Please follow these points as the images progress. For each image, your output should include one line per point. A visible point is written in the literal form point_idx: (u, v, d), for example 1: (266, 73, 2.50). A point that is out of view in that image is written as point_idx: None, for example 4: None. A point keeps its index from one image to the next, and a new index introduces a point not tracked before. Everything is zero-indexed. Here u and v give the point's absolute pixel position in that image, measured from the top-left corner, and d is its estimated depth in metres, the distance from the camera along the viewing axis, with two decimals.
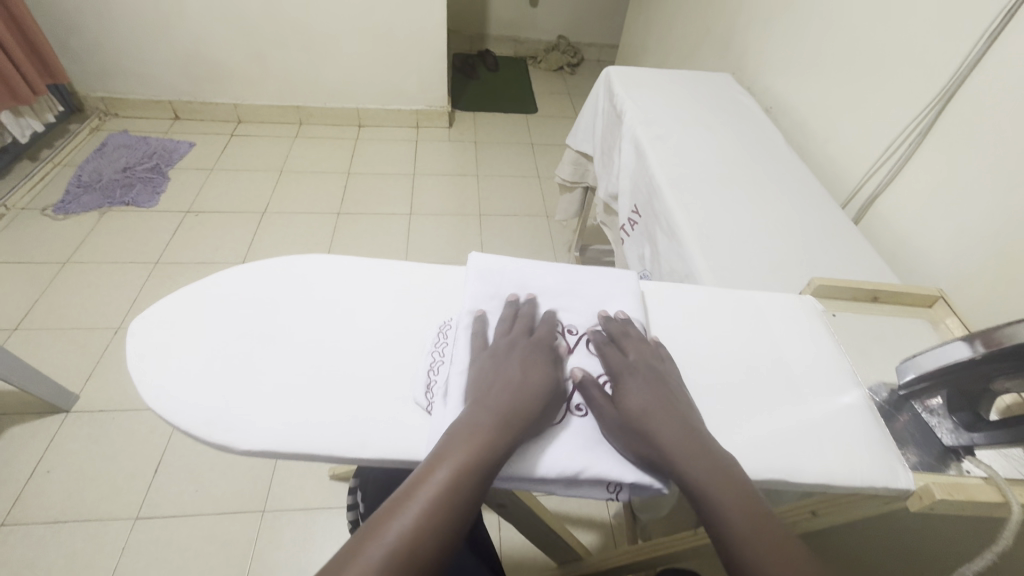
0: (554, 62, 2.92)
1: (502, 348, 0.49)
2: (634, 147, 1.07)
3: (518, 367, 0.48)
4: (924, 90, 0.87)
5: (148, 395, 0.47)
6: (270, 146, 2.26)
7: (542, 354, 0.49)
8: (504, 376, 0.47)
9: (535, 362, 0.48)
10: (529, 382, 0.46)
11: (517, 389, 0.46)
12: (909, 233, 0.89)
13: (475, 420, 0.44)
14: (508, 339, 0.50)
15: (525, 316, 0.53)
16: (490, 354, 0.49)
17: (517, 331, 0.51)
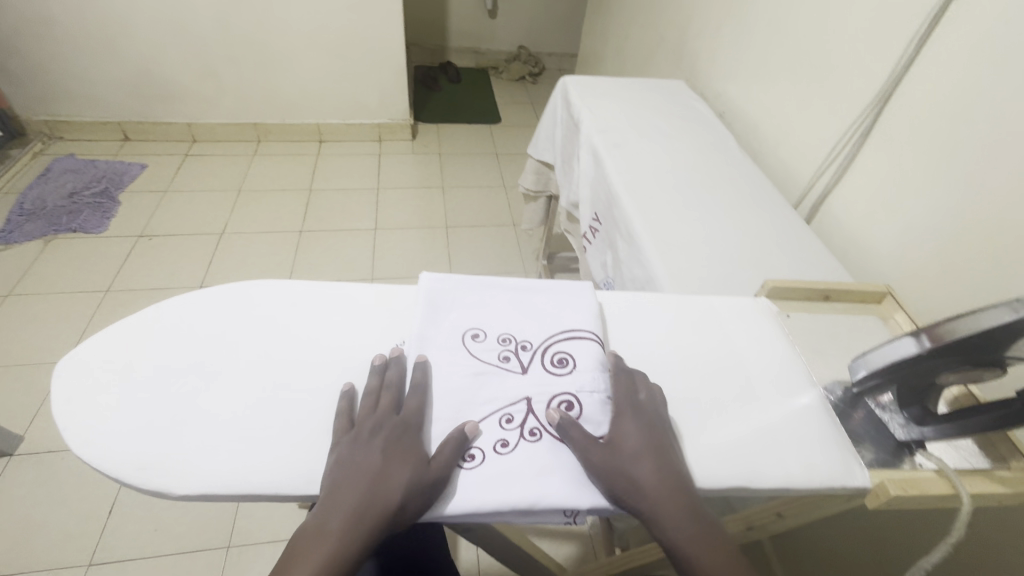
0: (516, 72, 2.94)
1: (364, 430, 0.45)
2: (592, 155, 1.08)
3: (379, 452, 0.43)
4: (863, 93, 0.90)
5: (76, 442, 0.44)
6: (227, 165, 2.20)
7: (408, 432, 0.45)
8: (360, 467, 0.43)
9: (399, 444, 0.44)
10: (390, 470, 0.42)
11: (377, 480, 0.42)
12: (857, 230, 0.91)
13: (323, 521, 0.40)
14: (373, 417, 0.45)
15: (391, 382, 0.48)
16: (353, 437, 0.44)
17: (384, 404, 0.46)
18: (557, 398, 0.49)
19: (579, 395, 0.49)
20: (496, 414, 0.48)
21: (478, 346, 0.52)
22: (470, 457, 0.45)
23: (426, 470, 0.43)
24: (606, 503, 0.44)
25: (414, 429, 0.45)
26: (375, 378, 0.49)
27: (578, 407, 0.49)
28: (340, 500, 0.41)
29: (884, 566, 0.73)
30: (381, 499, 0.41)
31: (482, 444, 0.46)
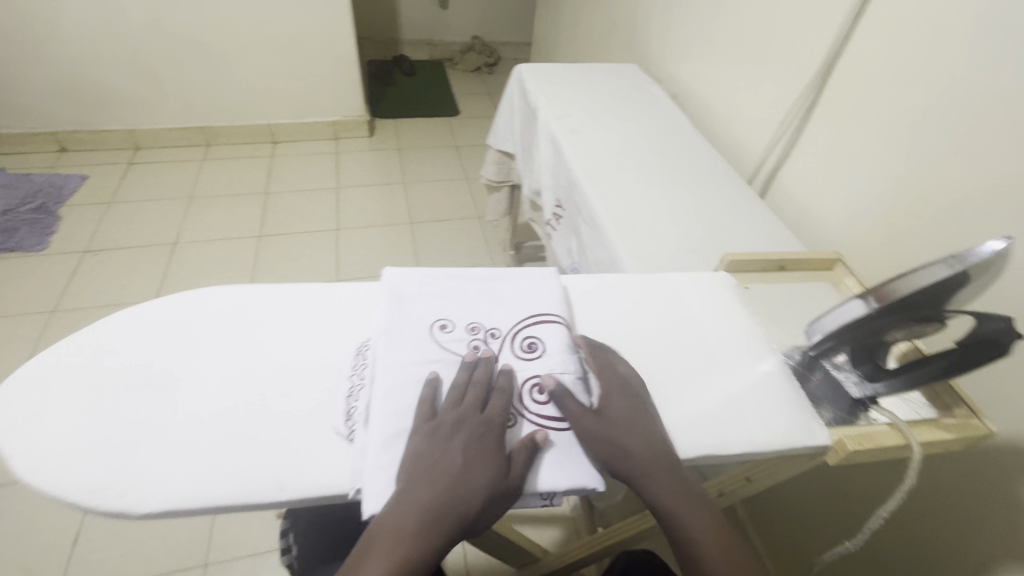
0: (471, 63, 2.92)
1: (446, 423, 0.44)
2: (551, 142, 1.08)
3: (459, 450, 0.43)
4: (804, 69, 0.93)
5: (23, 469, 0.42)
6: (176, 172, 2.10)
7: (493, 435, 0.44)
8: (441, 464, 0.42)
9: (481, 447, 0.43)
10: (474, 472, 0.42)
11: (458, 481, 0.41)
12: (808, 202, 0.95)
13: (403, 518, 0.39)
14: (456, 413, 0.45)
15: (479, 381, 0.47)
16: (432, 431, 0.44)
17: (469, 400, 0.46)
18: (527, 382, 0.49)
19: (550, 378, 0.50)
20: None
21: (446, 337, 0.52)
22: None
23: (506, 477, 0.43)
24: (581, 483, 0.45)
25: (498, 432, 0.45)
26: (461, 373, 0.48)
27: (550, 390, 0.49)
28: (419, 496, 0.40)
29: (849, 518, 0.77)
30: (466, 500, 0.41)
31: None
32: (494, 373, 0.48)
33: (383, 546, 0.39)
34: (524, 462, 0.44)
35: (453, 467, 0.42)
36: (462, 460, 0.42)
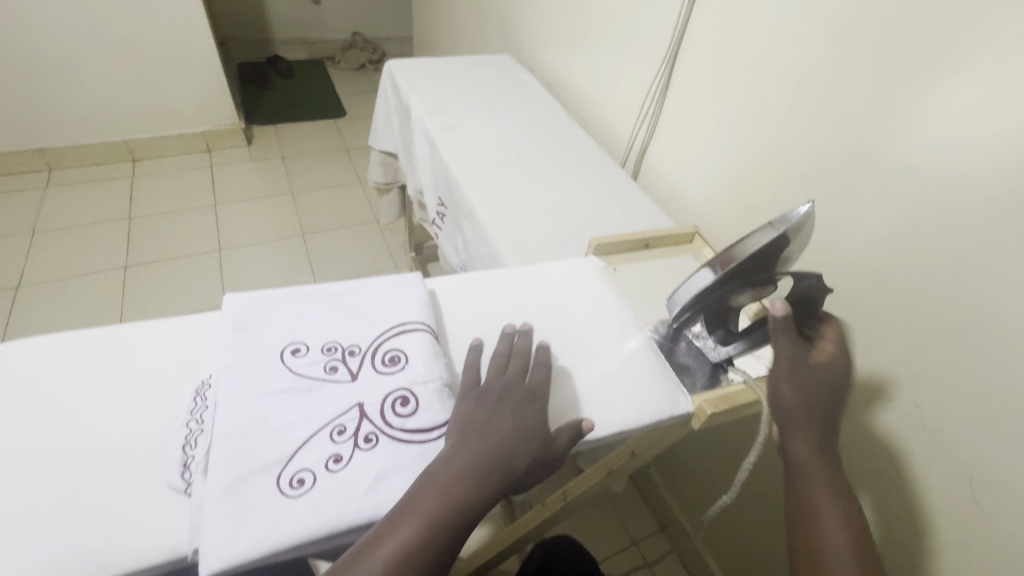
0: (354, 60, 2.79)
1: (494, 388, 0.47)
2: (426, 140, 1.06)
3: (510, 410, 0.45)
4: (656, 53, 0.98)
5: None
6: (12, 204, 1.82)
7: (540, 401, 0.47)
8: (491, 423, 0.44)
9: (527, 412, 0.46)
10: (525, 433, 0.44)
11: (511, 436, 0.43)
12: (674, 179, 1.00)
13: (457, 457, 0.41)
14: (503, 381, 0.47)
15: (519, 352, 0.51)
16: (479, 396, 0.46)
17: (513, 370, 0.49)
18: (390, 396, 0.47)
19: (413, 388, 0.47)
20: (326, 429, 0.44)
21: (299, 361, 0.48)
22: (300, 484, 0.41)
23: (549, 443, 0.45)
24: None
25: (541, 399, 0.47)
26: (506, 344, 0.51)
27: (414, 400, 0.47)
28: (474, 444, 0.42)
29: None
30: (517, 456, 0.42)
31: (313, 465, 0.42)
32: (533, 348, 0.52)
33: (441, 480, 0.40)
34: (565, 432, 0.46)
35: (508, 425, 0.44)
36: (511, 422, 0.44)
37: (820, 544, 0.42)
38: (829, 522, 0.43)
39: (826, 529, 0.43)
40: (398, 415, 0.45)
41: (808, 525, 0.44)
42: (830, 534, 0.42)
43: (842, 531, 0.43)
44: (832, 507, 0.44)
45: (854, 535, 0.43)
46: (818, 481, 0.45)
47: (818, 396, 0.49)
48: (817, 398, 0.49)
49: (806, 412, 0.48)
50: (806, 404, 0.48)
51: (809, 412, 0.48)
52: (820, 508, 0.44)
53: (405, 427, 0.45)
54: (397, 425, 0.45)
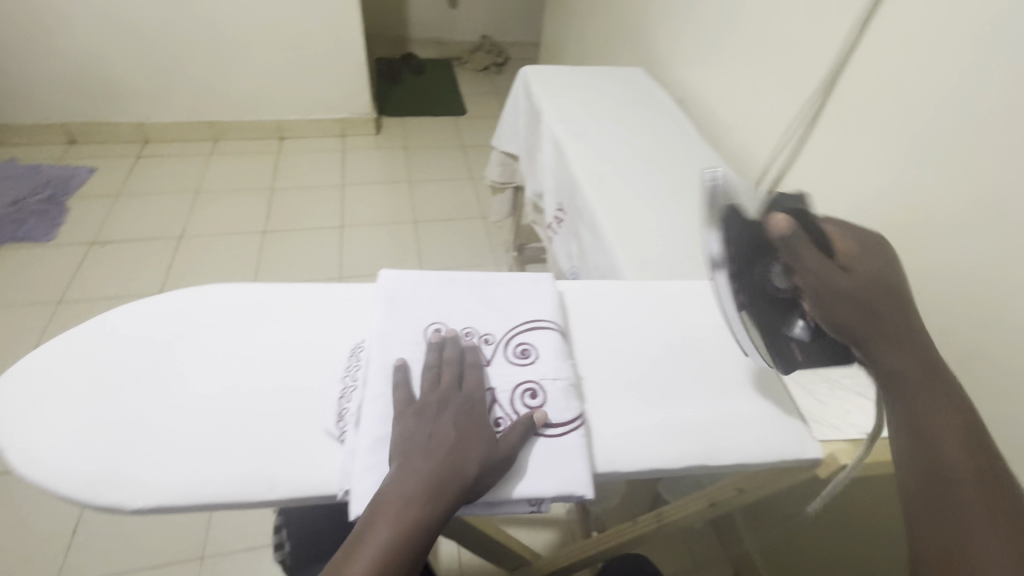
0: (480, 62, 2.92)
1: (429, 404, 0.45)
2: (554, 145, 1.08)
3: (451, 424, 0.44)
4: (809, 78, 0.93)
5: (18, 463, 0.42)
6: (183, 166, 2.12)
7: (479, 408, 0.46)
8: (435, 437, 0.43)
9: (469, 418, 0.45)
10: (467, 441, 0.43)
11: (453, 452, 0.42)
12: (811, 212, 0.95)
13: (404, 483, 0.40)
14: (436, 393, 0.46)
15: (450, 360, 0.49)
16: (417, 411, 0.44)
17: (446, 380, 0.47)
18: (520, 387, 0.49)
19: (542, 383, 0.50)
20: None
21: None
22: None
23: (497, 447, 0.44)
24: (571, 490, 0.44)
25: (482, 406, 0.46)
26: (434, 354, 0.49)
27: (542, 395, 0.49)
28: (420, 465, 0.41)
29: None
30: (465, 468, 0.41)
31: None
32: (465, 354, 0.50)
33: (391, 509, 0.39)
34: (516, 432, 0.45)
35: (449, 439, 0.43)
36: (454, 433, 0.43)
37: (943, 471, 0.41)
38: (946, 446, 0.41)
39: (948, 454, 0.41)
40: (527, 407, 0.48)
41: (926, 452, 0.42)
42: (953, 458, 0.41)
43: (964, 455, 0.41)
44: (947, 432, 0.42)
45: (978, 457, 0.41)
46: (931, 407, 0.43)
47: (884, 299, 0.45)
48: (885, 303, 0.45)
49: (882, 325, 0.44)
50: (884, 320, 0.45)
51: (887, 328, 0.44)
52: (936, 434, 0.42)
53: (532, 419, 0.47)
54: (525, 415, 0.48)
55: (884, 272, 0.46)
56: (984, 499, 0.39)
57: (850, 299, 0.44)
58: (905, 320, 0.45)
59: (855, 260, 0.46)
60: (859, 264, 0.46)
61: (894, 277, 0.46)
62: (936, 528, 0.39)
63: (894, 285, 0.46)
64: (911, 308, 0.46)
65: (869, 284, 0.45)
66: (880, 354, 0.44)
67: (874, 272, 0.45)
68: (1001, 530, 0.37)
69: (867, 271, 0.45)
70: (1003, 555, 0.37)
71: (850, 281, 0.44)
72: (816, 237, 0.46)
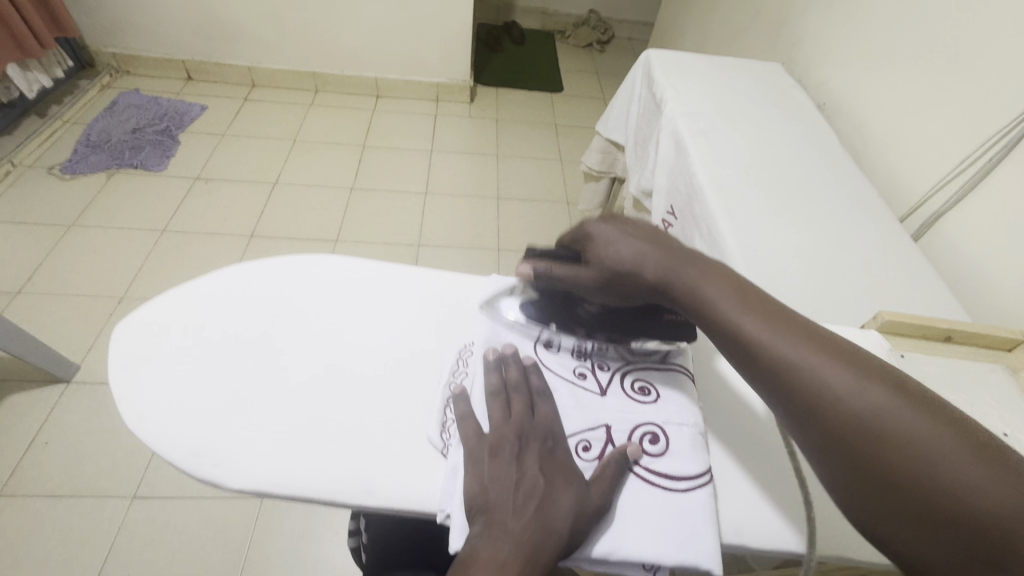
0: (583, 38, 2.79)
1: (507, 441, 0.39)
2: (674, 141, 0.99)
3: (534, 468, 0.38)
4: (1013, 102, 0.78)
5: (129, 416, 0.42)
6: (283, 114, 2.18)
7: (562, 445, 0.40)
8: (518, 485, 0.37)
9: (552, 459, 0.39)
10: (555, 486, 0.37)
11: (542, 502, 0.36)
12: (978, 258, 0.81)
13: (493, 545, 0.35)
14: (510, 429, 0.40)
15: (519, 384, 0.43)
16: (493, 450, 0.39)
17: (518, 410, 0.41)
18: (639, 429, 0.43)
19: (665, 427, 0.43)
20: (571, 440, 0.42)
21: (551, 357, 0.47)
22: None
23: (589, 494, 0.38)
24: (694, 560, 0.37)
25: (562, 443, 0.40)
26: (494, 378, 0.43)
27: (665, 441, 0.42)
28: (509, 520, 0.36)
29: None
30: (557, 523, 0.36)
31: None
32: (529, 375, 0.44)
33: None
34: (609, 473, 0.40)
35: (537, 486, 0.37)
36: (541, 478, 0.38)
37: (851, 425, 0.33)
38: (832, 391, 0.34)
39: (846, 401, 0.34)
40: (646, 453, 0.42)
41: (817, 412, 0.35)
42: (854, 399, 0.34)
43: (863, 386, 0.34)
44: (823, 365, 0.35)
45: (873, 379, 0.34)
46: (787, 347, 0.37)
47: (646, 248, 0.44)
48: (644, 253, 0.43)
49: (664, 274, 0.42)
50: (661, 268, 0.43)
51: (678, 273, 0.42)
52: (818, 380, 0.35)
53: (651, 468, 0.41)
54: (644, 462, 0.42)
55: (626, 228, 0.46)
56: (916, 426, 0.32)
57: (616, 283, 0.44)
58: (679, 251, 0.43)
59: (604, 234, 0.45)
60: (611, 235, 0.45)
61: (625, 225, 0.46)
62: (895, 502, 0.32)
63: (639, 232, 0.45)
64: (673, 241, 0.44)
65: (615, 253, 0.44)
66: (703, 312, 0.41)
67: (617, 235, 0.45)
68: (959, 455, 0.31)
69: (606, 244, 0.45)
70: (983, 484, 0.30)
71: (592, 270, 0.45)
72: (560, 251, 0.48)
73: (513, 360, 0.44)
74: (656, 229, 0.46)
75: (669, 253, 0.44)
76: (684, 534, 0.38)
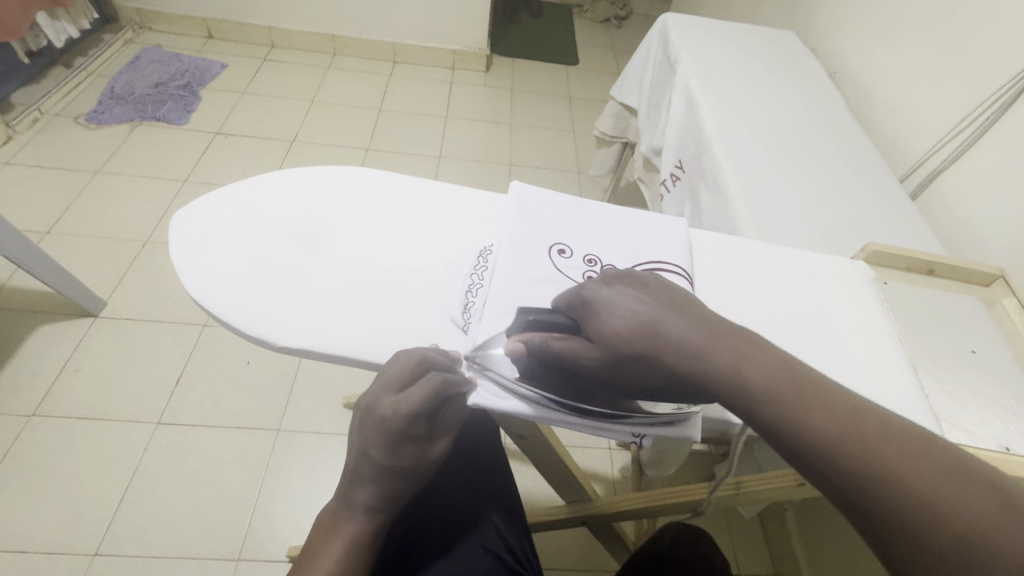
0: (601, 13, 2.79)
1: (365, 424, 0.42)
2: (686, 98, 1.02)
3: (375, 451, 0.42)
4: (1011, 62, 0.81)
5: (190, 284, 0.47)
6: (302, 75, 2.21)
7: (403, 425, 0.41)
8: (362, 463, 0.43)
9: (394, 443, 0.42)
10: (390, 464, 0.42)
11: (376, 477, 0.42)
12: (971, 215, 0.85)
13: (344, 507, 0.43)
14: (373, 412, 0.42)
15: (403, 368, 0.42)
16: (359, 428, 0.43)
17: (389, 391, 0.42)
18: None
19: None
20: None
21: (564, 261, 0.51)
22: None
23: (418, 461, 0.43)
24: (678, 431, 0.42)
25: (402, 423, 0.41)
26: (395, 362, 0.43)
27: None
28: (355, 487, 0.43)
29: None
30: (389, 485, 0.43)
31: None
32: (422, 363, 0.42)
33: (332, 531, 0.43)
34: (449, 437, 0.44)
35: (381, 463, 0.42)
36: (380, 463, 0.42)
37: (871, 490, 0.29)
38: (949, 509, 0.27)
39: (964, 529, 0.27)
40: None
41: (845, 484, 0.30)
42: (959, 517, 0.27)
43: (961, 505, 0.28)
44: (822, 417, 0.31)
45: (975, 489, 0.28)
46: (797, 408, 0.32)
47: (664, 326, 0.36)
48: (649, 316, 0.37)
49: (682, 353, 0.35)
50: (693, 353, 0.35)
51: (707, 361, 0.34)
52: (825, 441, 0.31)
53: None
54: None
55: (639, 289, 0.39)
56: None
57: (622, 365, 0.37)
58: (705, 328, 0.36)
59: (606, 297, 0.39)
60: (613, 301, 0.38)
61: (633, 284, 0.39)
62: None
63: (654, 296, 0.38)
64: (688, 307, 0.38)
65: (622, 327, 0.37)
66: (745, 407, 0.33)
67: (622, 301, 0.38)
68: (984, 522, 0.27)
69: (607, 312, 0.38)
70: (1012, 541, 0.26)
71: (596, 350, 0.38)
72: (559, 315, 0.41)
73: (415, 356, 0.43)
74: (673, 298, 0.39)
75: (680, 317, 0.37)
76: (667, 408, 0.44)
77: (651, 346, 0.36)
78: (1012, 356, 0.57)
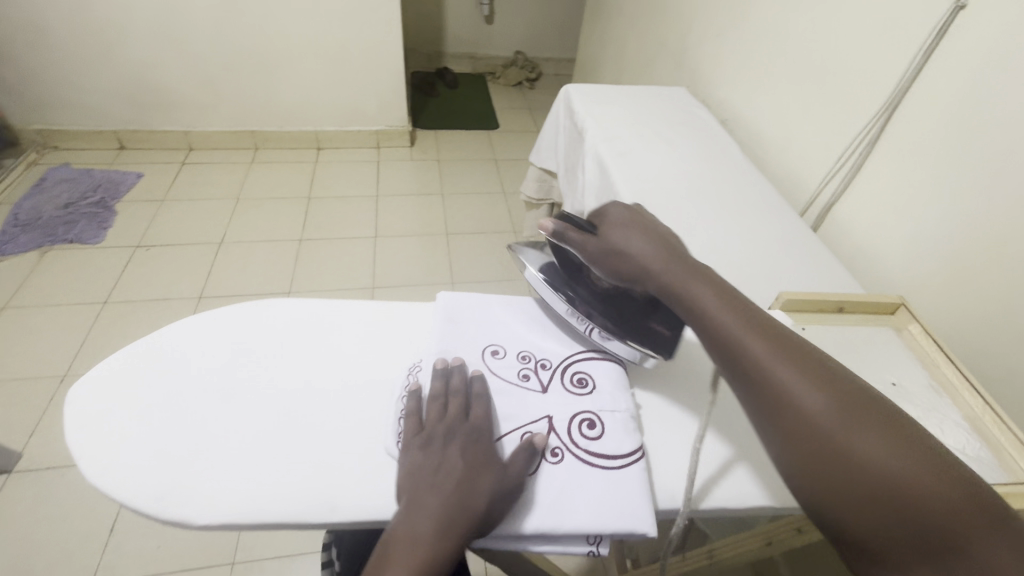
0: (513, 77, 2.94)
1: (436, 436, 0.44)
2: (597, 163, 1.08)
3: (457, 455, 0.42)
4: (869, 103, 0.91)
5: (92, 471, 0.44)
6: (224, 174, 2.18)
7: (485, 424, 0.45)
8: (441, 471, 0.42)
9: (474, 450, 0.43)
10: (475, 469, 0.42)
11: (460, 488, 0.41)
12: (867, 240, 0.93)
13: (416, 528, 0.39)
14: (445, 424, 0.44)
15: (458, 389, 0.47)
16: (423, 443, 0.43)
17: (453, 411, 0.45)
18: (578, 417, 0.49)
19: (601, 414, 0.49)
20: (518, 433, 0.47)
21: (497, 362, 0.52)
22: None
23: (504, 476, 0.42)
24: (631, 526, 0.42)
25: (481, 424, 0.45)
26: (449, 379, 0.48)
27: (601, 425, 0.48)
28: (429, 502, 0.40)
29: None
30: (476, 498, 0.41)
31: None
32: (470, 382, 0.48)
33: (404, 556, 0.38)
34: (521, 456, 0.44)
35: (462, 466, 0.42)
36: (461, 466, 0.42)
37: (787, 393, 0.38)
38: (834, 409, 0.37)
39: (810, 399, 0.37)
40: (585, 437, 0.47)
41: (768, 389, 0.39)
42: (805, 387, 0.38)
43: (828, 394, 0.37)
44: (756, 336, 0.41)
45: (827, 375, 0.39)
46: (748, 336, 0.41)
47: (649, 245, 0.50)
48: (644, 247, 0.50)
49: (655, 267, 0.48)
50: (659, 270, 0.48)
51: (665, 273, 0.47)
52: (764, 360, 0.40)
53: (591, 450, 0.46)
54: (584, 446, 0.47)
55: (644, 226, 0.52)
56: (865, 429, 0.36)
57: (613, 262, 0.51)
58: (675, 255, 0.49)
59: (618, 223, 0.53)
60: (623, 228, 0.52)
61: (641, 220, 0.53)
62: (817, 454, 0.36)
63: (650, 230, 0.52)
64: (675, 246, 0.50)
65: (621, 242, 0.51)
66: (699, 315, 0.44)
67: (629, 227, 0.52)
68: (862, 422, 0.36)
69: (618, 233, 0.52)
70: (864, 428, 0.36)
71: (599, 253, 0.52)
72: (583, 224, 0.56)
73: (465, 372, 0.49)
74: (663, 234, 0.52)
75: (667, 249, 0.49)
76: (621, 505, 0.43)
77: (634, 251, 0.50)
78: (928, 380, 0.61)
